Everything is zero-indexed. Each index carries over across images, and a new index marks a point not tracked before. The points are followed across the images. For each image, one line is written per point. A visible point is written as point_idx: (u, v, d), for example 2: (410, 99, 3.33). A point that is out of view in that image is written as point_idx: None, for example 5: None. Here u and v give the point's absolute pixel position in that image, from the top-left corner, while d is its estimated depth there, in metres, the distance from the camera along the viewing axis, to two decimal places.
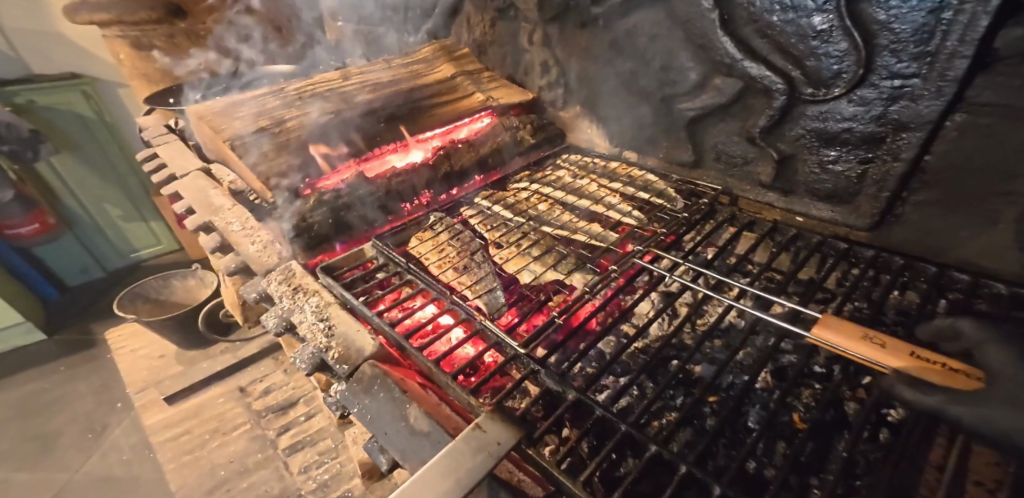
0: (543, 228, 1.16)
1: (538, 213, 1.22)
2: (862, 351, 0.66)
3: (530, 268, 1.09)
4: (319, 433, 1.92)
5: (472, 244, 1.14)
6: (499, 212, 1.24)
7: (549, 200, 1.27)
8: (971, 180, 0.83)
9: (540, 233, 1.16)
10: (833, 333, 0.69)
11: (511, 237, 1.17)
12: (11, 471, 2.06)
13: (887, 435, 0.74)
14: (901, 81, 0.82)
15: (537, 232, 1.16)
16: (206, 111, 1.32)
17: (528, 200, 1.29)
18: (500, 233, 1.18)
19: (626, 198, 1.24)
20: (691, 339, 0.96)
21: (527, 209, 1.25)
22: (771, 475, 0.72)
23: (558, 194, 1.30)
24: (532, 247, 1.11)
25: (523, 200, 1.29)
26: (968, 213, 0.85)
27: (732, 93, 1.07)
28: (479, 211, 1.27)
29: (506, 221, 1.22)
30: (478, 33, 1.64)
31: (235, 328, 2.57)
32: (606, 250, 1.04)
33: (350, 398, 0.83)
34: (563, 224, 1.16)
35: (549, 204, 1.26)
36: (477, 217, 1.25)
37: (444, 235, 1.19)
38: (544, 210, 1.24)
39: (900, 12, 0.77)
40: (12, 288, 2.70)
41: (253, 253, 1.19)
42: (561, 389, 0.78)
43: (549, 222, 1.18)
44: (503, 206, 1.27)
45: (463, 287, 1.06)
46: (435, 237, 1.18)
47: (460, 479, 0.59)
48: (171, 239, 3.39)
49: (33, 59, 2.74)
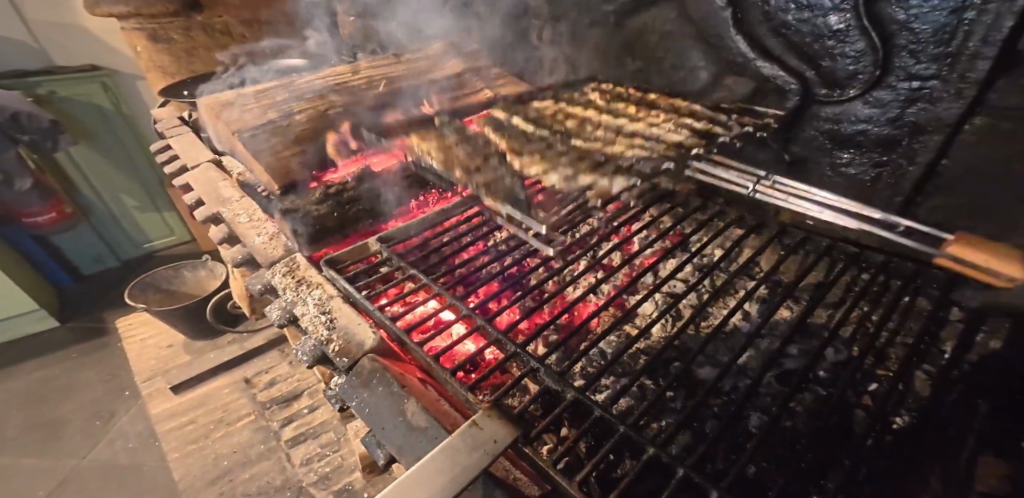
0: (571, 142, 1.23)
1: (568, 129, 1.28)
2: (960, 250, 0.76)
3: (559, 169, 1.16)
4: (322, 426, 1.90)
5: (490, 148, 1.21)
6: (521, 125, 1.34)
7: (578, 118, 1.32)
8: (970, 183, 0.82)
9: (568, 145, 1.23)
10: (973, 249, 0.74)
11: (535, 147, 1.26)
12: (18, 456, 2.10)
13: (892, 444, 0.71)
14: (919, 82, 0.81)
15: (527, 150, 1.23)
16: (217, 104, 1.34)
17: (556, 116, 1.35)
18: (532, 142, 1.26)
19: (671, 121, 1.18)
20: (694, 341, 0.94)
21: (554, 124, 1.32)
22: (771, 480, 0.70)
23: (623, 104, 1.30)
24: (561, 156, 1.18)
25: (546, 115, 1.38)
26: (970, 215, 0.84)
27: (744, 93, 1.07)
28: (499, 122, 1.38)
29: (529, 135, 1.30)
30: (490, 30, 1.69)
31: (243, 320, 2.60)
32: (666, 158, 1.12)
33: (349, 391, 0.83)
34: (595, 138, 1.22)
35: (633, 104, 1.29)
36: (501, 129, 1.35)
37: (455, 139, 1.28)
38: (573, 126, 1.29)
39: (919, 11, 0.76)
40: (29, 277, 2.76)
41: (258, 245, 1.19)
42: (560, 389, 0.77)
43: (578, 136, 1.24)
44: (524, 120, 1.37)
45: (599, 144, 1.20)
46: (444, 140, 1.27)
47: (455, 476, 0.58)
48: (183, 231, 3.44)
49: (56, 52, 2.81)
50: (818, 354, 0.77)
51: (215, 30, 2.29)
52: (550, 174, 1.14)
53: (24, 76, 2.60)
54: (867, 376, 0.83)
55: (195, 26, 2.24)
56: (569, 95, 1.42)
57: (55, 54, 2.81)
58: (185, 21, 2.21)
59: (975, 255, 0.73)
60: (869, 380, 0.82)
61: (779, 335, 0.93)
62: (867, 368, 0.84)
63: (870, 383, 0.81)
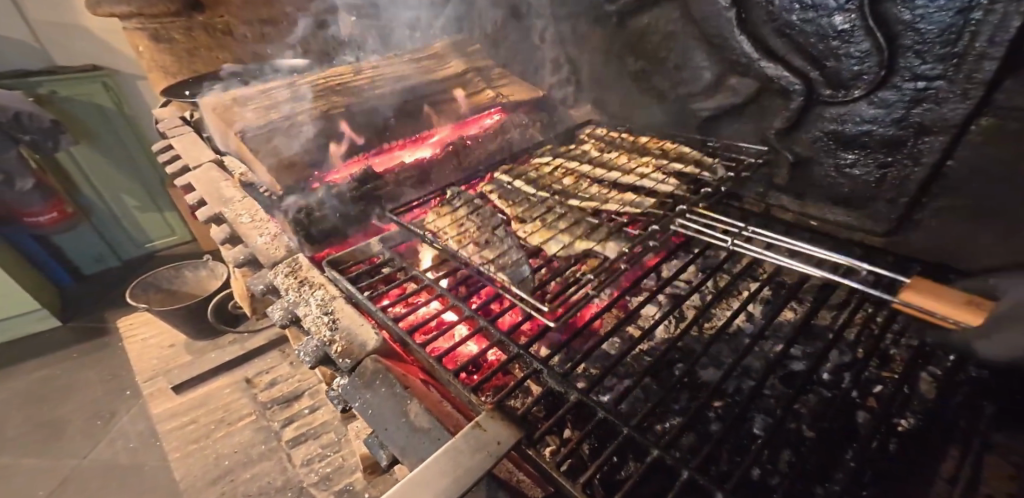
0: (569, 201, 1.12)
1: (563, 188, 1.18)
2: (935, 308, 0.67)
3: (556, 239, 1.06)
4: (322, 426, 1.90)
5: (494, 220, 1.10)
6: (521, 187, 1.20)
7: (575, 174, 1.22)
8: (975, 184, 0.81)
9: (567, 206, 1.12)
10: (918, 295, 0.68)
11: (535, 212, 1.14)
12: (19, 456, 2.10)
13: (897, 447, 0.70)
14: (924, 83, 0.80)
15: (527, 217, 1.12)
16: (219, 104, 1.33)
17: (553, 175, 1.24)
18: (523, 208, 1.15)
19: (660, 169, 1.15)
20: (698, 343, 0.94)
21: (551, 184, 1.21)
22: (775, 482, 0.70)
23: (615, 152, 1.28)
24: (558, 220, 1.08)
25: (548, 175, 1.25)
26: (975, 217, 0.84)
27: (747, 93, 1.06)
28: (499, 186, 1.24)
29: (529, 196, 1.18)
30: (492, 30, 1.69)
31: (244, 320, 2.60)
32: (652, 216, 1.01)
33: (351, 392, 0.83)
34: (592, 196, 1.12)
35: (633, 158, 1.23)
36: (497, 192, 1.21)
37: (463, 210, 1.17)
38: (570, 184, 1.19)
39: (925, 12, 0.75)
40: (29, 277, 2.76)
41: (260, 245, 1.17)
42: (563, 390, 0.76)
43: (576, 195, 1.14)
44: (525, 181, 1.23)
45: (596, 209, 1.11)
46: (452, 211, 1.16)
47: (458, 477, 0.58)
48: (184, 230, 3.44)
49: (56, 52, 2.81)
50: (823, 356, 0.77)
51: (216, 30, 2.28)
52: (550, 241, 1.05)
53: (26, 76, 2.60)
54: (872, 378, 0.82)
55: (196, 26, 2.23)
56: (568, 154, 1.32)
57: (55, 53, 2.81)
58: (187, 21, 2.21)
59: (921, 299, 0.68)
60: (874, 382, 0.82)
61: (783, 337, 0.92)
62: (872, 370, 0.83)
63: (875, 385, 0.81)
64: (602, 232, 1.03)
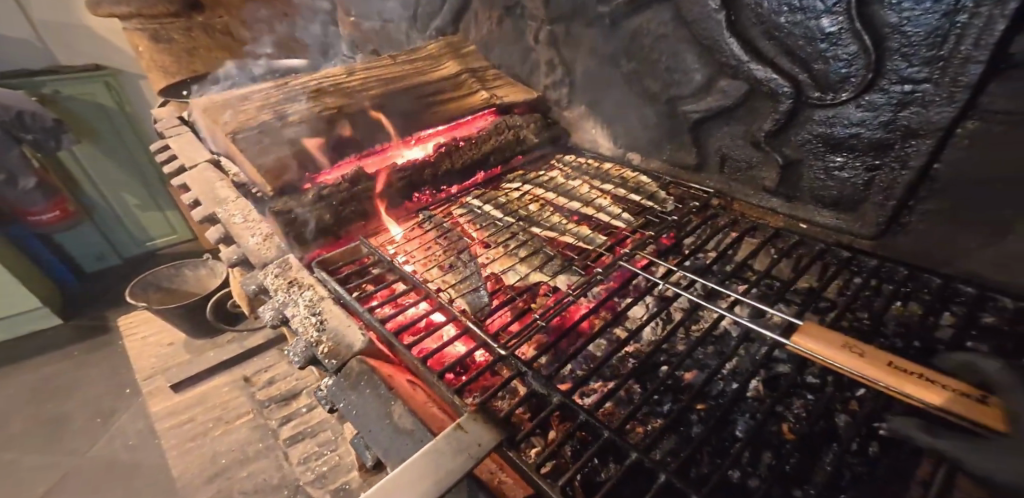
0: (531, 229, 1.19)
1: (528, 214, 1.26)
2: (839, 357, 0.65)
3: (516, 269, 1.11)
4: (319, 425, 1.91)
5: (461, 244, 1.18)
6: (490, 211, 1.28)
7: (541, 200, 1.31)
8: (968, 188, 0.80)
9: (529, 234, 1.19)
10: (813, 341, 0.68)
11: (500, 237, 1.20)
12: (19, 453, 2.11)
13: (877, 449, 0.72)
14: (911, 86, 0.80)
15: (492, 243, 1.18)
16: (211, 104, 1.35)
17: (520, 200, 1.33)
18: (489, 232, 1.21)
19: (618, 200, 1.28)
20: (683, 345, 0.95)
21: (518, 209, 1.29)
22: (755, 485, 0.70)
23: (579, 179, 1.40)
24: (519, 248, 1.14)
25: (515, 200, 1.33)
26: (965, 222, 0.83)
27: (737, 96, 1.05)
28: (470, 210, 1.31)
29: (496, 220, 1.26)
30: (485, 31, 1.69)
31: (243, 318, 2.62)
32: (595, 254, 1.07)
33: (337, 393, 0.83)
34: (552, 226, 1.20)
35: (597, 189, 1.34)
36: (468, 216, 1.28)
37: (433, 233, 1.24)
38: (534, 211, 1.28)
39: (912, 14, 0.74)
40: (30, 274, 2.78)
41: (253, 245, 1.21)
42: (546, 392, 0.76)
43: (538, 223, 1.21)
44: (494, 205, 1.32)
45: (555, 238, 1.16)
46: (423, 234, 1.23)
47: (439, 478, 0.58)
48: (186, 229, 3.47)
49: (59, 52, 2.83)
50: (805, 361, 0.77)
51: (215, 30, 2.30)
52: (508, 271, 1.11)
53: (30, 75, 2.63)
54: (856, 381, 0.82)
55: (195, 27, 2.25)
56: (537, 178, 1.43)
57: (58, 53, 2.83)
58: (186, 21, 2.22)
59: (811, 342, 0.68)
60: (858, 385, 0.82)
61: (769, 340, 0.92)
62: None
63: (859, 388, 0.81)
64: (554, 265, 1.10)
